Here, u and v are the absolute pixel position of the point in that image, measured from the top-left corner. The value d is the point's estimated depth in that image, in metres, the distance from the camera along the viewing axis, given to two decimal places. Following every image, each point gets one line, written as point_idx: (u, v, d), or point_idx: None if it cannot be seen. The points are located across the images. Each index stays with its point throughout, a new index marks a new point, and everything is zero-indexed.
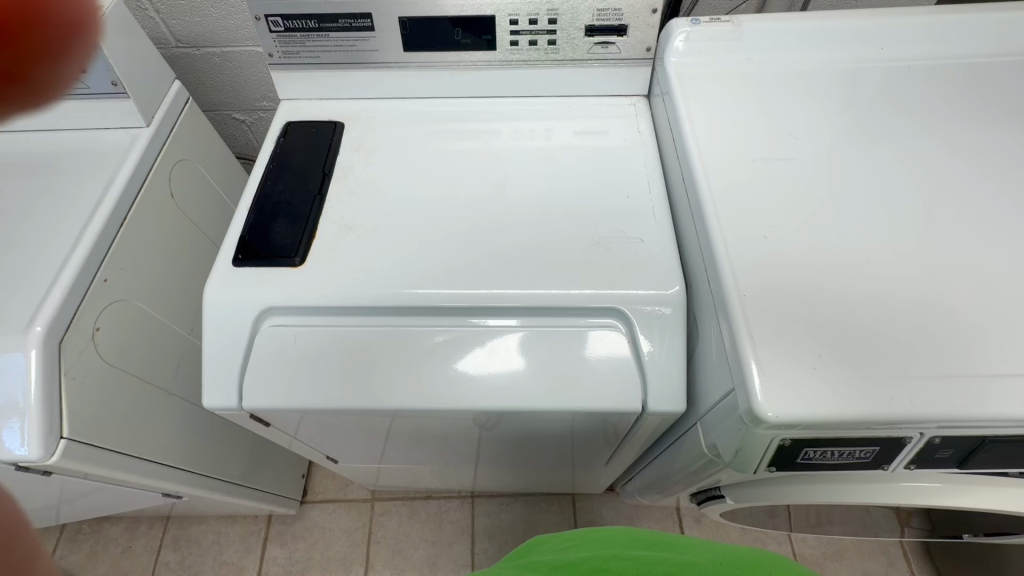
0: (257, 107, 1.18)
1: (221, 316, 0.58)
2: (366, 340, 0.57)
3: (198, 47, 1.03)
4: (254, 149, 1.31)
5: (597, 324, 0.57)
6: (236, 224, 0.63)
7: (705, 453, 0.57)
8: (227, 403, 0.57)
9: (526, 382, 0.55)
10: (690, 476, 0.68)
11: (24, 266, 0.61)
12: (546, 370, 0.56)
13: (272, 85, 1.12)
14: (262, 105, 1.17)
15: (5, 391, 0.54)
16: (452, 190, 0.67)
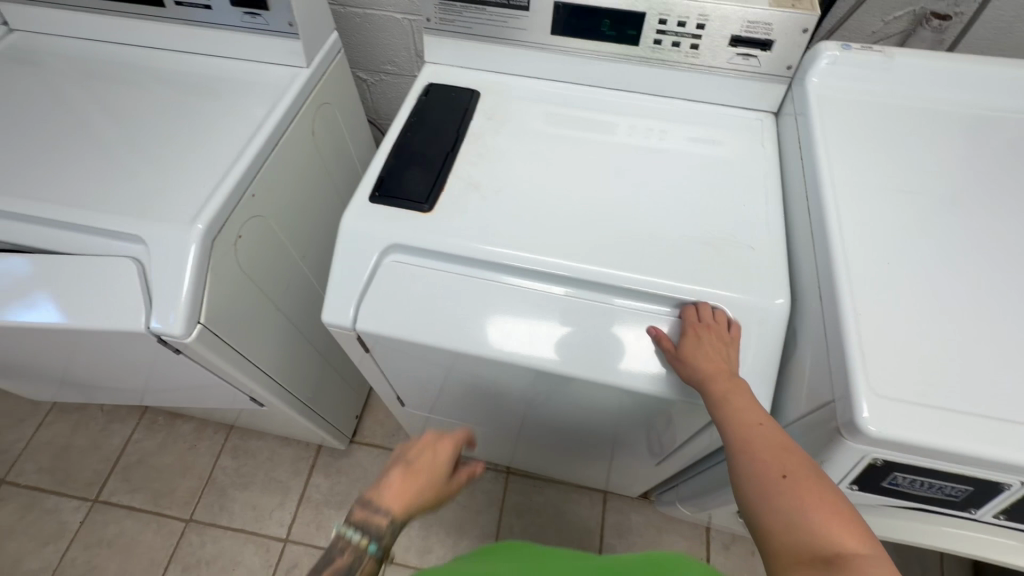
0: (381, 70, 1.26)
1: (353, 244, 0.64)
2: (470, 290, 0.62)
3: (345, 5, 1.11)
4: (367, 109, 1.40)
5: None
6: (375, 166, 0.69)
7: None
8: (342, 322, 0.63)
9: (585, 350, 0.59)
10: None
11: (196, 170, 0.70)
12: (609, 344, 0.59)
13: (401, 52, 1.20)
14: (386, 69, 1.26)
15: (167, 272, 0.63)
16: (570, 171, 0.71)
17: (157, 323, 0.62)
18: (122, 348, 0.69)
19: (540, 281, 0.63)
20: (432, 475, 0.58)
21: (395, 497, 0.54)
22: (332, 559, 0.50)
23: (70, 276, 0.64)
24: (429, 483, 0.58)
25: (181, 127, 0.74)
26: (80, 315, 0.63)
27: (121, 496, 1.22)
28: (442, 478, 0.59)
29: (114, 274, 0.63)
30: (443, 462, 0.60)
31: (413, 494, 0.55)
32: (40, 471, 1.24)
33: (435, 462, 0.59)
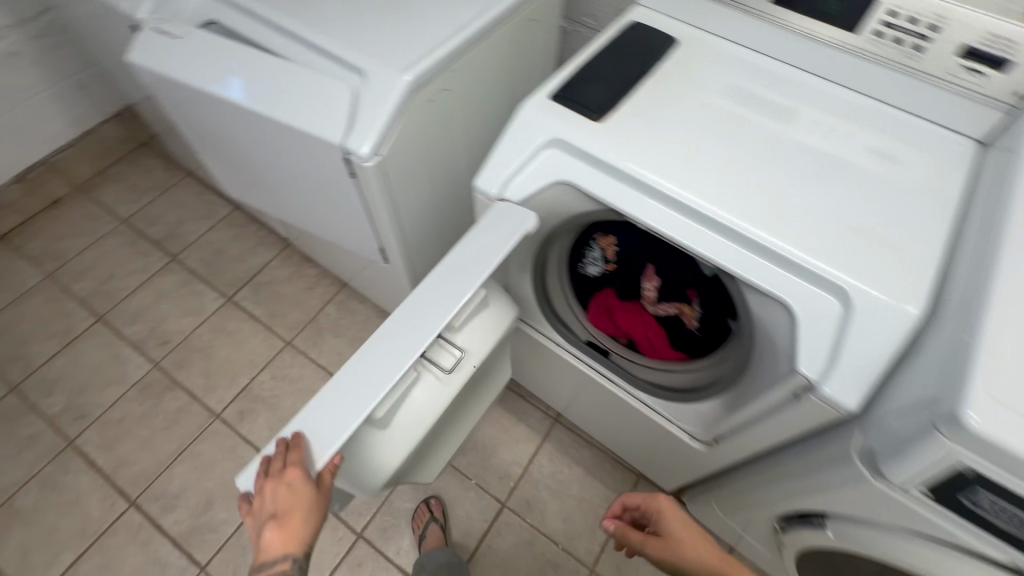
0: (581, 23, 1.33)
1: (524, 128, 0.71)
2: (468, 250, 0.65)
3: None
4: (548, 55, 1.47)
5: (817, 295, 0.59)
6: (564, 72, 0.75)
7: (843, 456, 0.57)
8: (488, 190, 0.71)
9: (398, 325, 0.59)
10: (794, 489, 0.68)
11: (419, 31, 0.80)
12: (381, 349, 0.58)
13: (609, 12, 1.26)
14: (586, 22, 1.32)
15: (374, 104, 0.75)
16: (741, 133, 0.72)
17: (352, 143, 0.75)
18: (314, 160, 0.83)
19: (678, 216, 0.67)
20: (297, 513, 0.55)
21: (284, 549, 0.55)
22: None
23: (300, 86, 0.77)
24: (298, 513, 0.55)
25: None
26: (301, 118, 0.77)
27: (248, 303, 1.44)
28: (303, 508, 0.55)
29: (334, 93, 0.76)
30: (295, 496, 0.54)
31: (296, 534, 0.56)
32: (200, 260, 1.51)
33: (295, 496, 0.54)
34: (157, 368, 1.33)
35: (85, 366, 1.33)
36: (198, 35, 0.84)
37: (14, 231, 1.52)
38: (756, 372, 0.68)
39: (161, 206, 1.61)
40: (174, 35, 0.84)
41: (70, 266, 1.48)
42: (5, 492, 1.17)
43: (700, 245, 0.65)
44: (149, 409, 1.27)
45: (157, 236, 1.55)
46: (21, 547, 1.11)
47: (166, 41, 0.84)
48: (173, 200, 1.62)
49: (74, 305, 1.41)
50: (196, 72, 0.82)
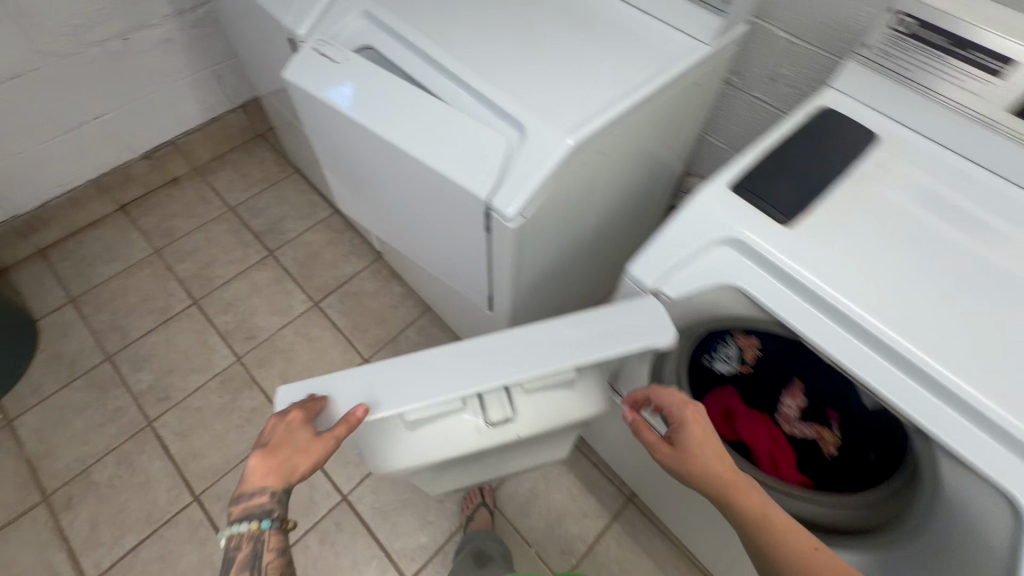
0: (748, 94, 1.23)
1: (697, 219, 0.62)
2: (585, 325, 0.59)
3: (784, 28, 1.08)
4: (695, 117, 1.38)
5: None
6: (746, 159, 0.67)
7: None
8: (644, 281, 0.64)
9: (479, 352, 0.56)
10: None
11: (586, 92, 0.73)
12: (449, 365, 0.55)
13: (787, 91, 1.17)
14: (754, 95, 1.23)
15: (531, 164, 0.69)
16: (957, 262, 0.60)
17: (499, 200, 0.70)
18: (451, 206, 0.78)
19: (873, 354, 0.56)
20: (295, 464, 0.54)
21: (267, 479, 0.55)
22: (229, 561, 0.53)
23: (455, 133, 0.73)
24: (295, 456, 0.54)
25: (586, 49, 0.78)
26: (450, 166, 0.72)
27: (333, 311, 1.44)
28: (300, 456, 0.54)
29: (490, 146, 0.71)
30: (300, 431, 0.55)
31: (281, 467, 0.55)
32: (295, 260, 1.52)
33: (290, 436, 0.54)
34: (240, 362, 1.34)
35: (175, 348, 1.36)
36: (358, 63, 0.82)
37: (134, 202, 1.60)
38: (949, 541, 0.58)
39: (267, 199, 1.64)
40: (334, 60, 0.83)
41: (177, 245, 1.53)
42: (85, 461, 1.20)
43: (897, 396, 0.55)
44: (226, 404, 1.28)
45: (259, 228, 1.58)
46: (90, 520, 1.14)
47: (325, 64, 0.83)
48: (279, 195, 1.65)
49: (175, 285, 1.46)
50: (351, 101, 0.79)
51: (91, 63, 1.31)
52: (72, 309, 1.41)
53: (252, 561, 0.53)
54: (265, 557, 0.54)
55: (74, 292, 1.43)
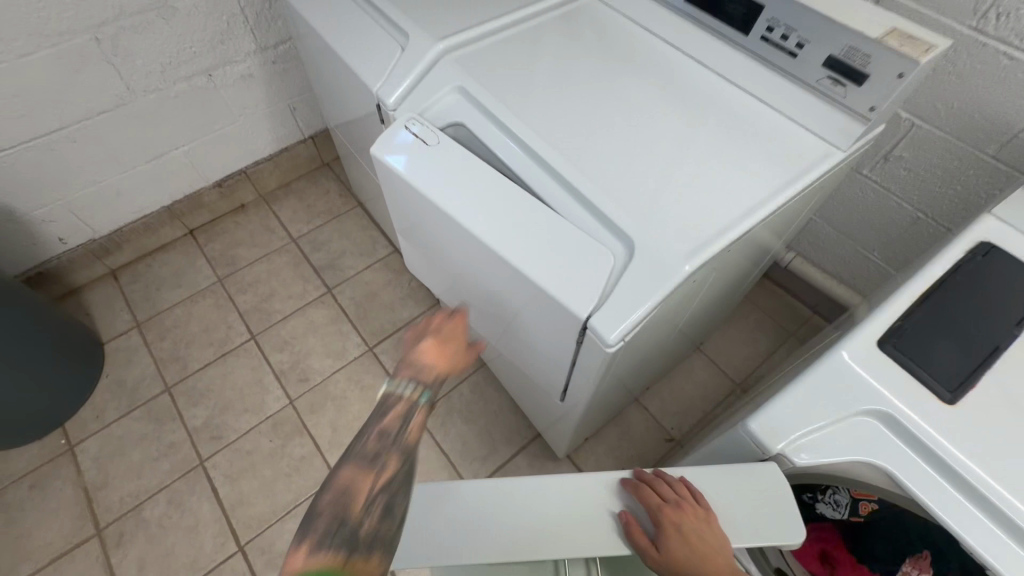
0: (890, 196, 1.11)
1: (832, 380, 0.54)
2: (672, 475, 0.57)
3: (942, 131, 0.96)
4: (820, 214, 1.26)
5: None
6: (897, 307, 0.57)
7: None
8: (765, 442, 0.55)
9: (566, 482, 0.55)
10: None
11: (702, 210, 0.67)
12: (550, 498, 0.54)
13: (938, 195, 1.03)
14: (897, 197, 1.10)
15: (638, 287, 0.62)
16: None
17: (598, 324, 0.63)
18: (537, 309, 0.72)
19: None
20: (460, 356, 0.65)
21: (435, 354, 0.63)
22: (385, 410, 0.55)
23: (556, 241, 0.67)
24: (454, 344, 0.65)
25: (704, 157, 0.72)
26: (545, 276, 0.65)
27: (387, 358, 1.40)
28: (466, 353, 0.66)
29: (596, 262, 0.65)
30: (461, 331, 0.68)
31: (445, 352, 0.64)
32: (352, 299, 1.50)
33: (452, 335, 0.67)
34: (292, 405, 1.33)
35: (231, 384, 1.36)
36: (452, 148, 0.78)
37: (202, 227, 1.62)
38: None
39: (329, 233, 1.63)
40: (426, 141, 0.78)
41: (240, 275, 1.54)
42: (138, 495, 1.21)
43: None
44: (276, 449, 1.27)
45: (320, 263, 1.57)
46: (138, 560, 1.14)
47: (416, 144, 0.78)
48: (340, 229, 1.64)
49: (235, 317, 1.47)
50: (441, 188, 0.74)
51: (176, 97, 1.32)
52: (137, 334, 1.43)
53: (405, 416, 0.54)
54: (414, 419, 0.55)
55: (140, 317, 1.46)
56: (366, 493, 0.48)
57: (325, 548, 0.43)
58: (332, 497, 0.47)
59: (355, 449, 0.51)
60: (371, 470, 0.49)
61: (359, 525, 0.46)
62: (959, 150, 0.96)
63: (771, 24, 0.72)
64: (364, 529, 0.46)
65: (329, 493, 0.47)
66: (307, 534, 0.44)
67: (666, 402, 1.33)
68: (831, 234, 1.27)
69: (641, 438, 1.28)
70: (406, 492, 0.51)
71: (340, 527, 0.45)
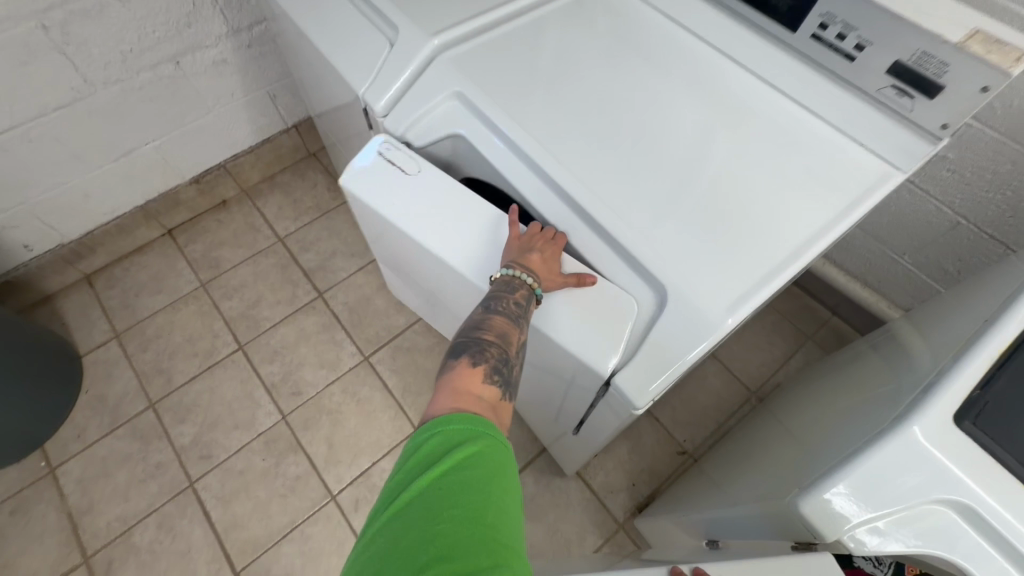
0: (935, 205, 1.01)
1: (901, 460, 0.47)
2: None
3: (1001, 136, 0.86)
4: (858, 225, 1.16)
5: None
6: (974, 370, 0.49)
7: None
8: (820, 528, 0.49)
9: None
10: None
11: (745, 246, 0.58)
12: None
13: (989, 206, 0.94)
14: (945, 205, 1.00)
15: (671, 342, 0.54)
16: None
17: (625, 384, 0.55)
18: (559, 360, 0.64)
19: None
20: (546, 277, 0.57)
21: (539, 266, 0.57)
22: (503, 299, 0.56)
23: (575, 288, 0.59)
24: (552, 263, 0.58)
25: (743, 178, 0.62)
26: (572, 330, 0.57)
27: (384, 369, 1.33)
28: (553, 280, 0.58)
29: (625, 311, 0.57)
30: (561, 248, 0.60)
31: (545, 267, 0.58)
32: (344, 304, 1.41)
33: (551, 253, 0.59)
34: (285, 421, 1.26)
35: (220, 399, 1.29)
36: (436, 179, 0.68)
37: (181, 226, 1.52)
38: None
39: (318, 231, 1.53)
40: (405, 172, 0.69)
41: (224, 278, 1.45)
42: (126, 520, 1.15)
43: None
44: (270, 468, 1.21)
45: (309, 265, 1.48)
46: None
47: (392, 176, 0.69)
48: (330, 226, 1.54)
49: (221, 325, 1.38)
50: (429, 225, 0.66)
51: (141, 89, 1.20)
52: (117, 345, 1.35)
53: (518, 310, 0.56)
54: (528, 312, 0.57)
55: (119, 326, 1.37)
56: (518, 337, 0.55)
57: (496, 378, 0.51)
58: (495, 336, 0.53)
59: (500, 305, 0.55)
60: (503, 350, 0.53)
61: (513, 364, 0.54)
62: (1013, 153, 0.86)
63: (824, 20, 0.61)
64: (512, 369, 0.53)
65: (492, 332, 0.54)
66: (483, 358, 0.51)
67: (677, 412, 1.27)
68: (858, 235, 1.18)
69: (652, 452, 1.23)
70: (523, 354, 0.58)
71: (501, 364, 0.52)
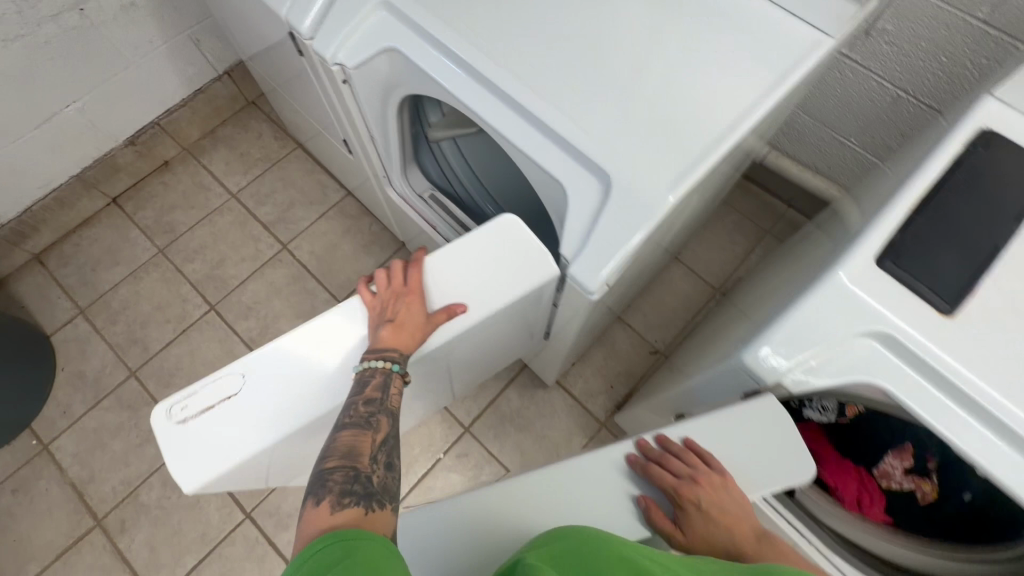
0: (875, 78, 1.03)
1: (828, 302, 0.52)
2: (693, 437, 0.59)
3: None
4: (802, 108, 1.18)
5: None
6: (895, 216, 0.53)
7: None
8: (764, 375, 0.55)
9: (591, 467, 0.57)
10: None
11: (685, 124, 0.59)
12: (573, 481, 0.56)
13: (926, 72, 0.96)
14: (882, 78, 1.02)
15: (618, 225, 0.56)
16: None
17: (580, 273, 0.58)
18: (506, 321, 0.70)
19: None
20: (413, 337, 0.59)
21: (400, 334, 0.59)
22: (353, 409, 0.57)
23: (464, 261, 0.64)
24: (412, 319, 0.60)
25: (681, 60, 0.62)
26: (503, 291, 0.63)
27: None
28: (421, 330, 0.60)
29: (517, 242, 0.64)
30: (419, 298, 0.62)
31: (409, 329, 0.60)
32: (311, 254, 1.40)
33: (410, 308, 0.61)
34: None
35: (201, 360, 1.30)
36: (249, 380, 0.58)
37: (127, 194, 1.45)
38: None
39: (271, 184, 1.48)
40: (214, 406, 0.57)
41: (183, 242, 1.41)
42: (132, 483, 1.19)
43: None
44: None
45: (268, 218, 1.44)
46: (148, 542, 1.14)
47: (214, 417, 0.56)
48: (284, 177, 1.49)
49: (188, 289, 1.36)
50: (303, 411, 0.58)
51: (48, 45, 1.10)
52: (84, 321, 1.33)
53: (382, 391, 0.57)
54: (393, 388, 0.58)
55: (82, 302, 1.34)
56: (373, 439, 0.56)
57: (350, 499, 0.50)
58: (338, 460, 0.53)
59: (349, 414, 0.57)
60: (356, 467, 0.53)
61: (369, 476, 0.53)
62: (946, 16, 0.88)
63: None
64: (375, 479, 0.53)
65: (340, 452, 0.54)
66: (327, 492, 0.50)
67: (648, 316, 1.33)
68: (807, 122, 1.20)
69: (627, 355, 1.29)
70: (395, 449, 0.59)
71: (354, 483, 0.51)
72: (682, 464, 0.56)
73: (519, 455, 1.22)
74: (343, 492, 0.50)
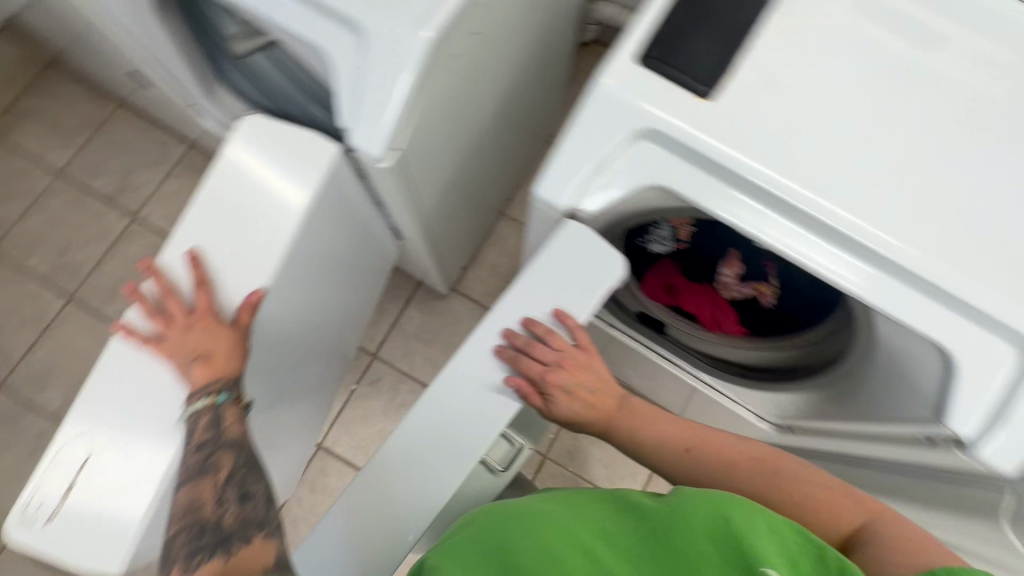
0: None
1: (599, 112, 0.51)
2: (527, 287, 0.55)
3: None
4: None
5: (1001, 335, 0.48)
6: (654, 12, 0.52)
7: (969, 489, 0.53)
8: (554, 201, 0.54)
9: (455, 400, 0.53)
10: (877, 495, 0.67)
11: None
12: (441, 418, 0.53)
13: None
14: None
15: (382, 79, 0.52)
16: (907, 95, 0.51)
17: (360, 140, 0.55)
18: (326, 234, 0.66)
19: (808, 235, 0.51)
20: (230, 356, 0.59)
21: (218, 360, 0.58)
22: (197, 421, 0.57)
23: (222, 240, 0.60)
24: (218, 342, 0.58)
25: None
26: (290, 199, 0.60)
27: None
28: (234, 342, 0.59)
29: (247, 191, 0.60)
30: (215, 319, 0.59)
31: (221, 353, 0.58)
32: (166, 218, 1.29)
33: (209, 331, 0.58)
34: None
35: (75, 354, 1.20)
36: (106, 432, 0.58)
37: None
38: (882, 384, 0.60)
39: (98, 152, 1.32)
40: (82, 472, 0.57)
41: (13, 237, 1.26)
42: None
43: (835, 269, 0.51)
44: None
45: (107, 190, 1.30)
46: None
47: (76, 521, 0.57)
48: (112, 141, 1.33)
49: (36, 285, 1.23)
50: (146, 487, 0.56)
51: None
52: None
53: (214, 427, 0.57)
54: (225, 419, 0.58)
55: None
56: (214, 481, 0.54)
57: (199, 556, 0.48)
58: (179, 522, 0.51)
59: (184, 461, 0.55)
60: (203, 514, 0.51)
61: (218, 521, 0.50)
62: None
63: None
64: (227, 521, 0.51)
65: (179, 513, 0.52)
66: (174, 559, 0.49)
67: None
68: None
69: (517, 249, 1.30)
70: (252, 462, 0.57)
71: (201, 537, 0.50)
72: (551, 348, 0.53)
73: (430, 367, 1.24)
74: (194, 546, 0.49)
